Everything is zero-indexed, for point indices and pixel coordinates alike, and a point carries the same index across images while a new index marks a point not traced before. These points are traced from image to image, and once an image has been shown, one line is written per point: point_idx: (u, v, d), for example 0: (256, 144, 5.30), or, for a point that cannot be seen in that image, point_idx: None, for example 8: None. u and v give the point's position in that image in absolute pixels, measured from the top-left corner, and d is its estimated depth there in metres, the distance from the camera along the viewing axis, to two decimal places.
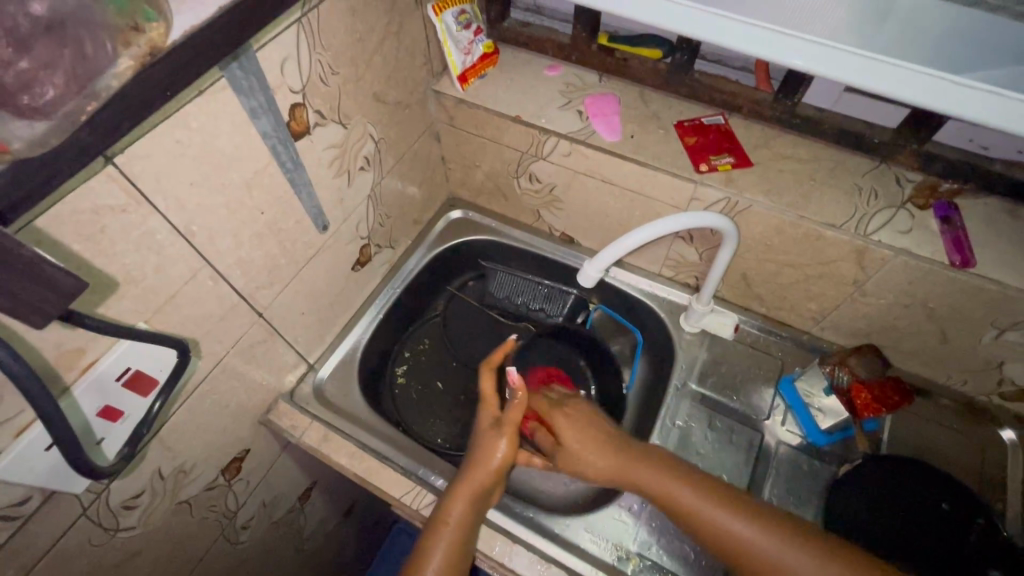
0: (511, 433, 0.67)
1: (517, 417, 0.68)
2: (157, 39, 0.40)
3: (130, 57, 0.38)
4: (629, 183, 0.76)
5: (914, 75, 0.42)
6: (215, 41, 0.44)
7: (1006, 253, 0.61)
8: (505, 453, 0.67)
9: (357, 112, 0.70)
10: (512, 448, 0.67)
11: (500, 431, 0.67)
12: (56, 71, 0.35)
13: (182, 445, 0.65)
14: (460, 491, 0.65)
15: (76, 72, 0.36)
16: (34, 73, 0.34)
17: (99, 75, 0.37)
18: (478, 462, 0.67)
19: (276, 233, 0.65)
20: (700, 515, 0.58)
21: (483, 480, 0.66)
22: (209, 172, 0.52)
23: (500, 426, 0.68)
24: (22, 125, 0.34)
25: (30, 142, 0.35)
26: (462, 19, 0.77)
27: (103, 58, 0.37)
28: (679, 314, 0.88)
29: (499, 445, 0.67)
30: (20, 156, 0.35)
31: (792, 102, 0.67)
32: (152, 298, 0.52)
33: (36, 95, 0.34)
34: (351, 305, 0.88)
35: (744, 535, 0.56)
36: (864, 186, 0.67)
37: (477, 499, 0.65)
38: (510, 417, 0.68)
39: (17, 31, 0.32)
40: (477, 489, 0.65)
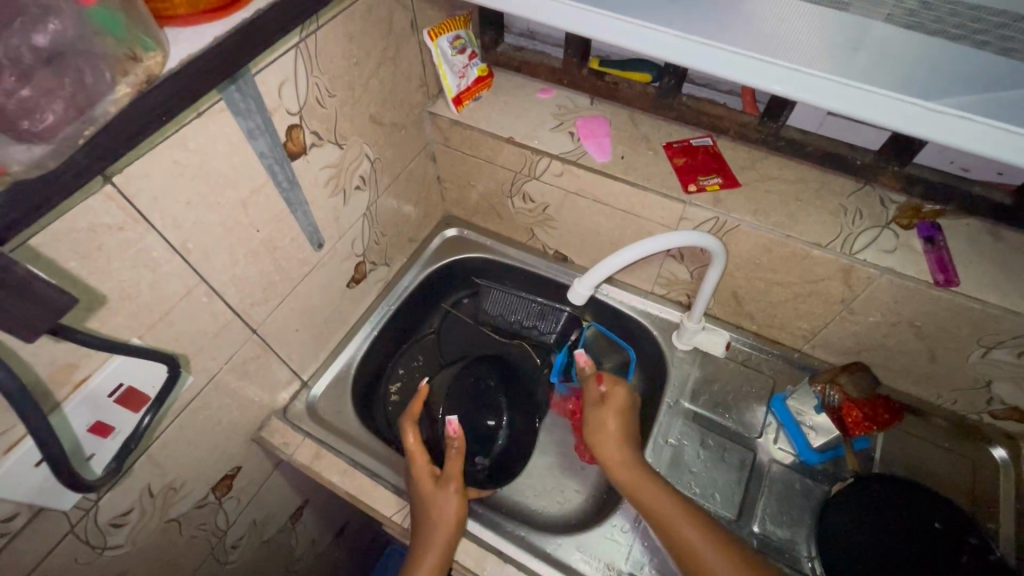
0: (459, 485, 0.72)
1: (457, 468, 0.73)
2: (156, 68, 0.41)
3: (127, 86, 0.40)
4: (620, 204, 0.78)
5: (889, 102, 0.43)
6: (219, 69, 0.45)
7: (988, 272, 0.62)
8: (458, 507, 0.70)
9: (354, 133, 0.71)
10: (462, 498, 0.71)
11: (450, 489, 0.70)
12: (56, 99, 0.37)
13: (172, 462, 0.65)
14: (432, 552, 0.65)
15: (76, 99, 0.38)
16: (34, 100, 0.36)
17: (97, 102, 0.39)
18: (439, 523, 0.68)
19: (271, 251, 0.66)
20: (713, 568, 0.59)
21: (448, 536, 0.67)
22: (205, 191, 0.54)
23: (445, 482, 0.71)
24: (20, 149, 0.36)
25: (28, 164, 0.37)
26: (458, 44, 0.79)
27: (102, 86, 0.39)
28: (671, 332, 0.89)
29: (451, 500, 0.70)
30: (18, 178, 0.36)
31: (777, 125, 0.69)
32: (145, 314, 0.53)
33: (36, 120, 0.36)
34: (345, 323, 0.89)
35: None
36: (849, 207, 0.68)
37: (444, 560, 0.66)
38: (454, 471, 0.72)
39: (21, 62, 0.35)
40: (445, 550, 0.66)
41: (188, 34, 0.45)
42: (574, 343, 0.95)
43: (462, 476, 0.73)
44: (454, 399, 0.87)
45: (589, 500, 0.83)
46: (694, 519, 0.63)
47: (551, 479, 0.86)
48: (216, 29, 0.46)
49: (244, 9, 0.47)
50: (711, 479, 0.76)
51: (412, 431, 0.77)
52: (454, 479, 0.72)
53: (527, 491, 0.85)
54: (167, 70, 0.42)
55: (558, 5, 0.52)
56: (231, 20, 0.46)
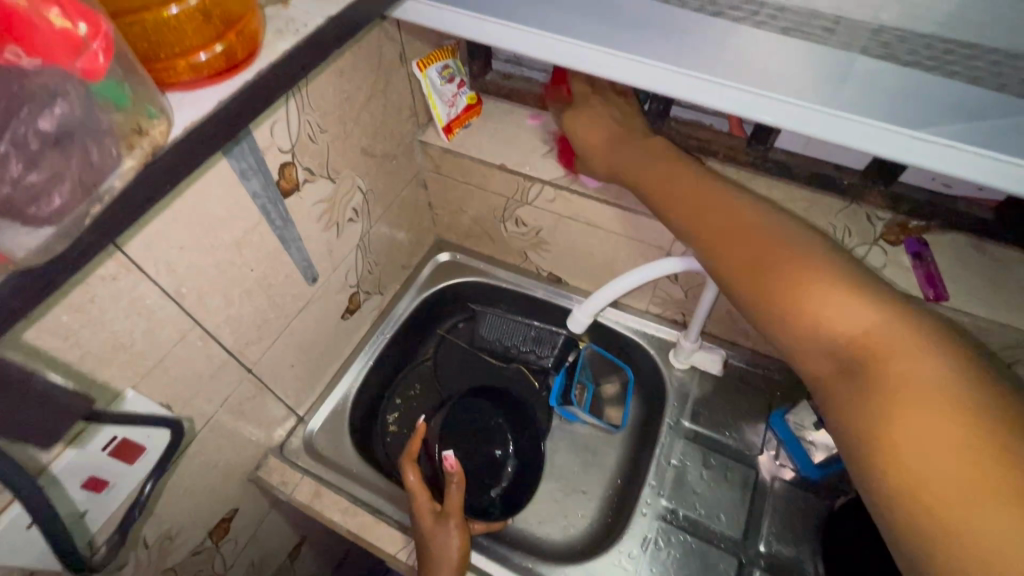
0: (459, 521, 0.70)
1: (458, 502, 0.72)
2: (161, 138, 0.37)
3: (132, 159, 0.35)
4: (614, 226, 0.79)
5: (871, 130, 0.46)
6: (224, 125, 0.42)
7: (974, 285, 0.64)
8: (460, 542, 0.69)
9: (346, 167, 0.71)
10: (464, 533, 0.70)
11: (450, 523, 0.69)
12: (62, 181, 0.32)
13: (168, 509, 0.63)
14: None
15: (81, 178, 0.33)
16: (40, 186, 0.31)
17: (102, 180, 0.34)
18: (440, 562, 0.66)
19: (266, 289, 0.65)
20: (812, 283, 0.49)
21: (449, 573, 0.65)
22: (199, 235, 0.53)
23: (446, 518, 0.70)
24: (24, 236, 0.31)
25: (33, 251, 0.32)
26: (446, 73, 0.80)
27: (107, 162, 0.34)
28: (668, 350, 0.89)
29: (453, 536, 0.68)
30: (23, 266, 0.32)
31: (764, 148, 0.71)
32: (140, 363, 0.52)
33: (42, 205, 0.31)
34: (340, 354, 0.88)
35: (858, 313, 0.47)
36: (837, 224, 0.70)
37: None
38: (453, 505, 0.71)
39: (25, 146, 0.30)
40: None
41: (192, 100, 0.40)
42: (572, 364, 0.93)
43: (462, 511, 0.72)
44: (460, 436, 0.88)
45: (594, 526, 0.83)
46: (798, 250, 0.51)
47: (554, 505, 0.86)
48: (220, 94, 0.41)
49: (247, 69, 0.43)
50: (715, 500, 0.76)
51: (411, 470, 0.75)
52: (455, 513, 0.70)
53: (530, 517, 0.85)
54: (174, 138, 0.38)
55: (552, 39, 0.53)
56: (235, 83, 0.42)
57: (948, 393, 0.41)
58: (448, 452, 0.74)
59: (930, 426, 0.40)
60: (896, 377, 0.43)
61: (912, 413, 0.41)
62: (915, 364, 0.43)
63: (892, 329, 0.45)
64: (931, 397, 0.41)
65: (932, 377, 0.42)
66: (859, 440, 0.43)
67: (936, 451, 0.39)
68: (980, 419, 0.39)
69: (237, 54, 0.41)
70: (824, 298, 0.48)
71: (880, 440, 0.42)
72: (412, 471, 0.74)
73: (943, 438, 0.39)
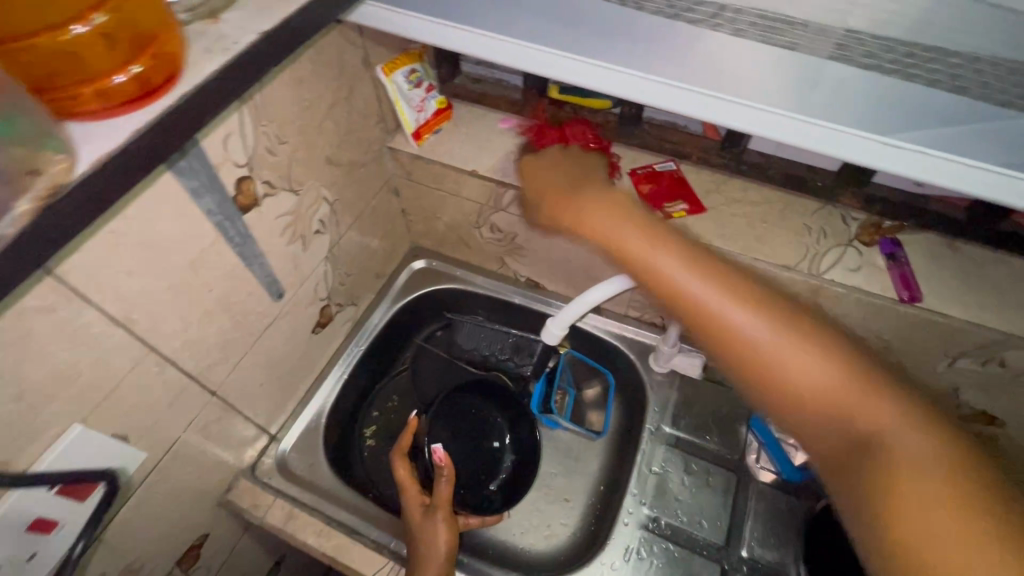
0: (447, 516, 0.71)
1: (446, 497, 0.72)
2: (62, 176, 0.32)
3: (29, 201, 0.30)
4: (590, 232, 0.77)
5: (840, 135, 0.45)
6: (151, 155, 0.37)
7: (949, 285, 0.64)
8: (449, 535, 0.69)
9: (309, 178, 0.69)
10: (452, 526, 0.71)
11: (437, 516, 0.70)
12: None
13: (131, 543, 0.60)
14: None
15: None
16: None
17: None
18: (426, 558, 0.67)
19: (227, 308, 0.62)
20: (783, 354, 0.49)
21: (436, 569, 0.66)
22: (149, 258, 0.50)
23: (434, 511, 0.71)
24: None
25: None
26: (414, 78, 0.77)
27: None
28: (648, 355, 0.88)
29: (440, 532, 0.69)
30: None
31: (737, 150, 0.72)
32: (89, 395, 0.49)
33: None
34: (313, 368, 0.85)
35: (824, 379, 0.48)
36: (813, 226, 0.69)
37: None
38: (441, 499, 0.72)
39: None
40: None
41: (100, 132, 0.35)
42: (553, 369, 0.91)
43: (450, 505, 0.72)
44: (454, 430, 0.87)
45: (577, 534, 0.82)
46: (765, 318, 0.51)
47: (536, 515, 0.84)
48: (134, 124, 0.36)
49: (166, 96, 0.38)
50: (697, 506, 0.76)
51: (402, 465, 0.76)
52: (443, 506, 0.71)
53: (512, 528, 0.83)
54: (79, 176, 0.33)
55: (516, 44, 0.51)
56: (152, 110, 0.37)
57: (924, 459, 0.42)
58: (436, 446, 0.74)
59: (932, 485, 0.40)
60: (889, 451, 0.43)
61: (914, 473, 0.41)
62: (893, 434, 0.44)
63: (880, 408, 0.46)
64: (929, 477, 0.41)
65: (905, 441, 0.43)
66: (872, 517, 0.42)
67: (928, 529, 0.39)
68: (969, 471, 0.41)
69: (153, 80, 0.37)
70: (797, 360, 0.49)
71: (893, 540, 0.40)
72: (403, 466, 0.75)
73: (940, 527, 0.38)
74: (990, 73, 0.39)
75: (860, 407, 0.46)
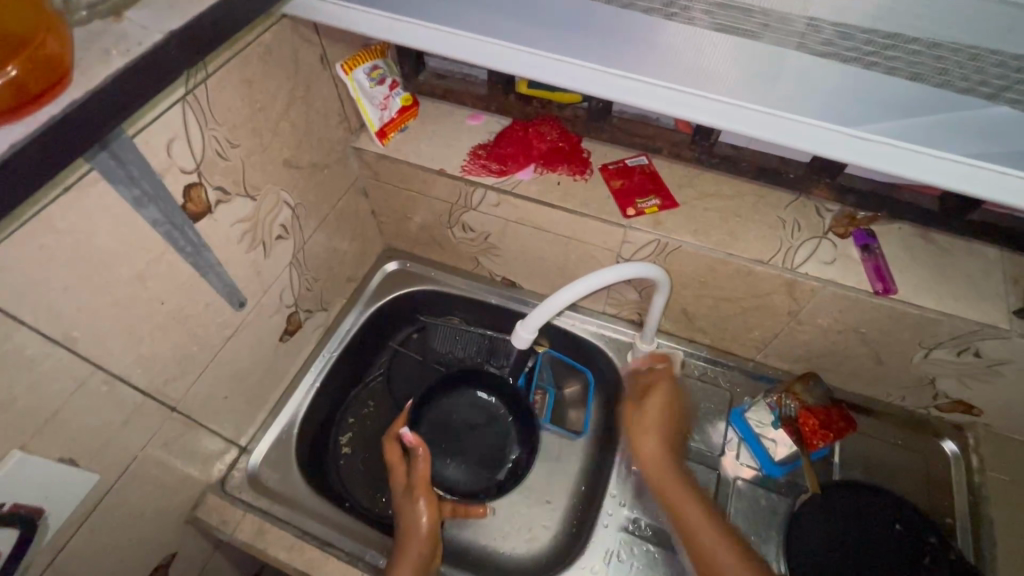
0: (426, 494, 0.73)
1: (423, 476, 0.74)
2: None
3: None
4: (562, 230, 0.75)
5: (810, 128, 0.43)
6: (44, 162, 0.34)
7: (923, 276, 0.63)
8: (429, 514, 0.71)
9: (267, 181, 0.66)
10: (432, 504, 0.72)
11: (414, 495, 0.72)
12: None
13: (88, 568, 0.58)
14: (400, 563, 0.65)
15: None
16: None
17: None
18: (409, 534, 0.69)
19: (183, 321, 0.60)
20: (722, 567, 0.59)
21: (418, 545, 0.67)
22: (87, 274, 0.47)
23: (413, 491, 0.73)
24: None
25: None
26: (376, 75, 0.74)
27: None
28: (627, 352, 0.87)
29: (419, 509, 0.71)
30: None
31: (708, 144, 0.70)
32: (27, 420, 0.46)
33: None
34: (283, 377, 0.83)
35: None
36: (787, 219, 0.68)
37: (420, 567, 0.66)
38: (419, 478, 0.74)
39: None
40: (417, 558, 0.66)
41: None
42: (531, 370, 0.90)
43: (429, 483, 0.74)
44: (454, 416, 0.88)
45: (558, 536, 0.80)
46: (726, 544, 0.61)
47: (515, 519, 0.82)
48: (13, 137, 0.32)
49: (52, 103, 0.35)
50: None
51: (391, 447, 0.79)
52: (420, 485, 0.73)
53: (491, 533, 0.81)
54: None
55: (469, 38, 0.49)
56: (36, 119, 0.34)
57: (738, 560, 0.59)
58: (404, 427, 0.76)
59: None
60: None
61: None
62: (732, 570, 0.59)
63: None
64: None
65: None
66: None
67: None
68: None
69: (32, 87, 0.34)
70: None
71: None
72: (390, 447, 0.78)
73: None
74: (949, 59, 0.37)
75: (708, 536, 0.62)
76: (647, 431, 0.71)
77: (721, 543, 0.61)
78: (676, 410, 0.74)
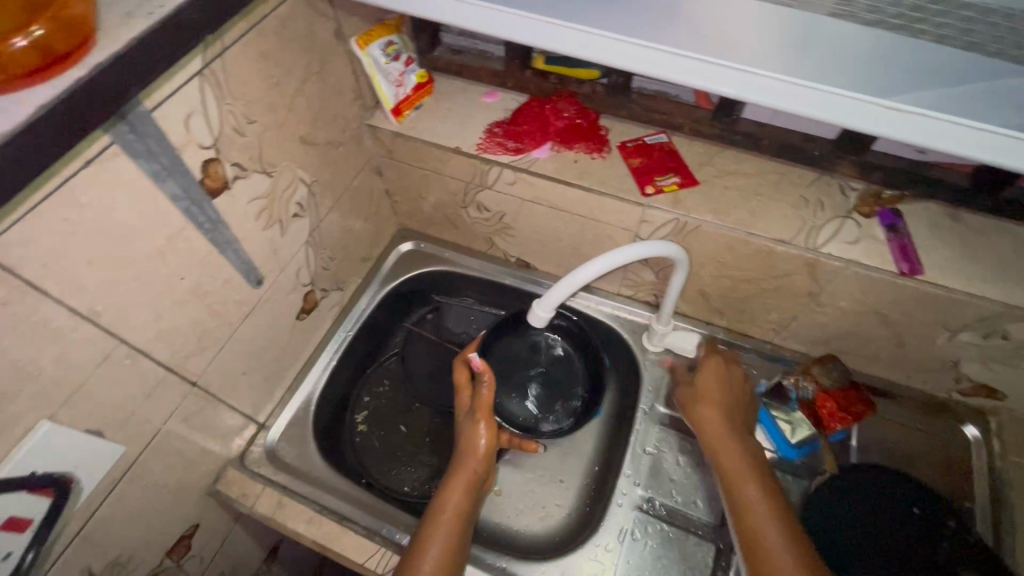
0: (487, 418, 0.73)
1: (488, 401, 0.74)
2: None
3: None
4: (578, 209, 0.74)
5: (834, 98, 0.40)
6: None
7: (951, 257, 0.61)
8: (488, 438, 0.72)
9: (283, 158, 0.65)
10: (491, 428, 0.73)
11: (475, 417, 0.73)
12: None
13: (115, 537, 0.59)
14: (456, 482, 0.69)
15: None
16: None
17: None
18: (467, 454, 0.72)
19: (202, 297, 0.60)
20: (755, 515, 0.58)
21: (473, 466, 0.71)
22: (109, 248, 0.48)
23: (474, 413, 0.73)
24: None
25: None
26: (391, 50, 0.73)
27: None
28: (642, 334, 0.86)
29: (479, 431, 0.72)
30: None
31: (730, 120, 0.68)
32: (54, 391, 0.47)
33: None
34: (300, 355, 0.84)
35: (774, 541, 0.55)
36: (810, 198, 0.66)
37: (472, 487, 0.69)
38: (482, 404, 0.73)
39: None
40: (471, 477, 0.70)
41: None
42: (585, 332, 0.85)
43: (491, 409, 0.74)
44: (524, 358, 0.84)
45: (571, 515, 0.80)
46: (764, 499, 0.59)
47: (529, 496, 0.82)
48: (42, 97, 0.36)
49: (77, 64, 0.38)
50: (692, 485, 0.75)
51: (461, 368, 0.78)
52: (482, 410, 0.73)
53: (503, 511, 0.81)
54: None
55: (489, 8, 0.47)
56: (64, 81, 0.37)
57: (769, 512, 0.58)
58: (472, 354, 0.76)
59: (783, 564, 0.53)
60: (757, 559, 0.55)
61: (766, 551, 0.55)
62: (763, 520, 0.57)
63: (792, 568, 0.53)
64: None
65: (776, 544, 0.55)
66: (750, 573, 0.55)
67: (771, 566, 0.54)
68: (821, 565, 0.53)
69: (56, 47, 0.36)
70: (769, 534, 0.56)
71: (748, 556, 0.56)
72: (461, 369, 0.77)
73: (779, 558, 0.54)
74: (1003, 26, 0.39)
75: (745, 490, 0.60)
76: (703, 403, 0.70)
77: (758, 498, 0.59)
78: (731, 384, 0.71)
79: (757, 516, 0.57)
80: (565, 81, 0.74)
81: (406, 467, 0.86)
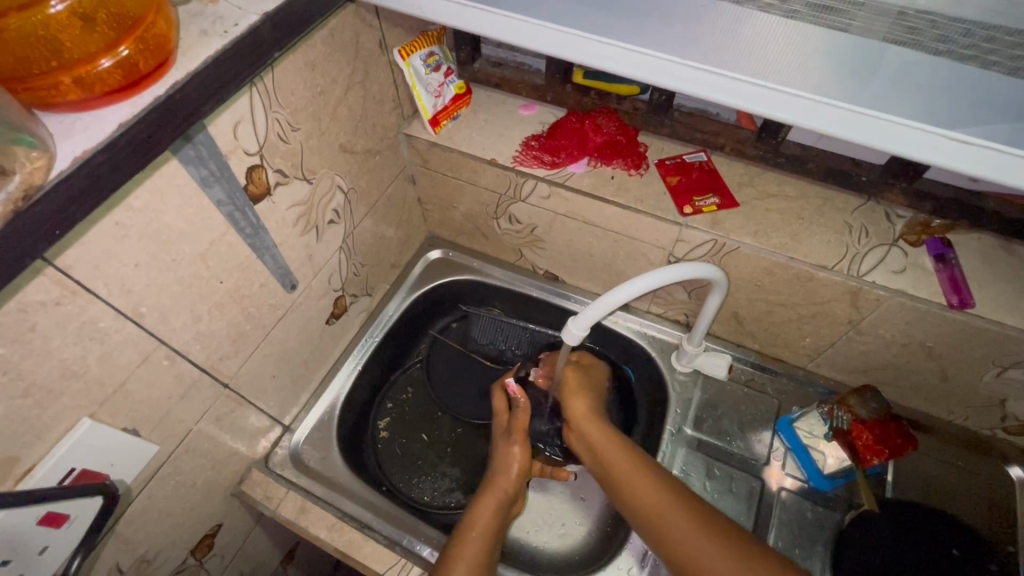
0: (521, 441, 0.73)
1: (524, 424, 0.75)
2: None
3: None
4: (613, 226, 0.73)
5: (913, 132, 0.39)
6: None
7: (1004, 291, 0.59)
8: (521, 460, 0.72)
9: (323, 166, 0.66)
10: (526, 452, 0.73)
11: (511, 439, 0.73)
12: None
13: (143, 534, 0.60)
14: (486, 500, 0.69)
15: None
16: None
17: None
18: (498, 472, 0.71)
19: (239, 300, 0.61)
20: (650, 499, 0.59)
21: (503, 486, 0.70)
22: (157, 251, 0.48)
23: (512, 435, 0.74)
24: None
25: None
26: (431, 61, 0.74)
27: None
28: (671, 353, 0.85)
29: (512, 453, 0.72)
30: None
31: (775, 140, 0.66)
32: (96, 390, 0.48)
33: None
34: (327, 358, 0.84)
35: (674, 518, 0.57)
36: (854, 224, 0.64)
37: (501, 504, 0.69)
38: (518, 427, 0.74)
39: None
40: (500, 495, 0.69)
41: (80, 123, 0.38)
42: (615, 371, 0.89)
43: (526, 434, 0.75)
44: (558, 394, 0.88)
45: (593, 535, 0.79)
46: (656, 479, 0.61)
47: (549, 513, 0.81)
48: (124, 113, 0.38)
49: (158, 84, 0.40)
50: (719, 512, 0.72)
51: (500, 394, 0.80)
52: (518, 433, 0.74)
53: (523, 526, 0.80)
54: (54, 170, 0.35)
55: (540, 27, 0.47)
56: (142, 100, 0.39)
57: (700, 528, 0.55)
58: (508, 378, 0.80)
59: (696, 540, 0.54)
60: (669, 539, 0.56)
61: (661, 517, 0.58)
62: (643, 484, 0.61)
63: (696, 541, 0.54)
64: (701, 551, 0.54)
65: (677, 521, 0.56)
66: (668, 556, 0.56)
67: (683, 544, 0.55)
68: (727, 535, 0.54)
69: (141, 67, 0.38)
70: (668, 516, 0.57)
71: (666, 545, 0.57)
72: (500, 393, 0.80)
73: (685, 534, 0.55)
74: None
75: (643, 484, 0.61)
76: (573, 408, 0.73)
77: (676, 515, 0.57)
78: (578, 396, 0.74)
79: (688, 534, 0.55)
80: (605, 95, 0.73)
81: (427, 477, 0.86)
